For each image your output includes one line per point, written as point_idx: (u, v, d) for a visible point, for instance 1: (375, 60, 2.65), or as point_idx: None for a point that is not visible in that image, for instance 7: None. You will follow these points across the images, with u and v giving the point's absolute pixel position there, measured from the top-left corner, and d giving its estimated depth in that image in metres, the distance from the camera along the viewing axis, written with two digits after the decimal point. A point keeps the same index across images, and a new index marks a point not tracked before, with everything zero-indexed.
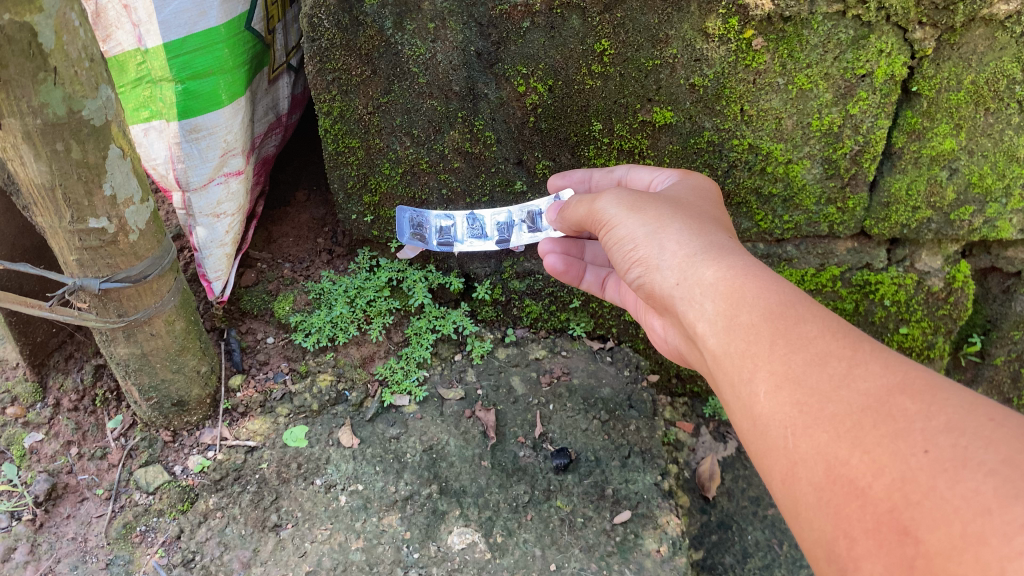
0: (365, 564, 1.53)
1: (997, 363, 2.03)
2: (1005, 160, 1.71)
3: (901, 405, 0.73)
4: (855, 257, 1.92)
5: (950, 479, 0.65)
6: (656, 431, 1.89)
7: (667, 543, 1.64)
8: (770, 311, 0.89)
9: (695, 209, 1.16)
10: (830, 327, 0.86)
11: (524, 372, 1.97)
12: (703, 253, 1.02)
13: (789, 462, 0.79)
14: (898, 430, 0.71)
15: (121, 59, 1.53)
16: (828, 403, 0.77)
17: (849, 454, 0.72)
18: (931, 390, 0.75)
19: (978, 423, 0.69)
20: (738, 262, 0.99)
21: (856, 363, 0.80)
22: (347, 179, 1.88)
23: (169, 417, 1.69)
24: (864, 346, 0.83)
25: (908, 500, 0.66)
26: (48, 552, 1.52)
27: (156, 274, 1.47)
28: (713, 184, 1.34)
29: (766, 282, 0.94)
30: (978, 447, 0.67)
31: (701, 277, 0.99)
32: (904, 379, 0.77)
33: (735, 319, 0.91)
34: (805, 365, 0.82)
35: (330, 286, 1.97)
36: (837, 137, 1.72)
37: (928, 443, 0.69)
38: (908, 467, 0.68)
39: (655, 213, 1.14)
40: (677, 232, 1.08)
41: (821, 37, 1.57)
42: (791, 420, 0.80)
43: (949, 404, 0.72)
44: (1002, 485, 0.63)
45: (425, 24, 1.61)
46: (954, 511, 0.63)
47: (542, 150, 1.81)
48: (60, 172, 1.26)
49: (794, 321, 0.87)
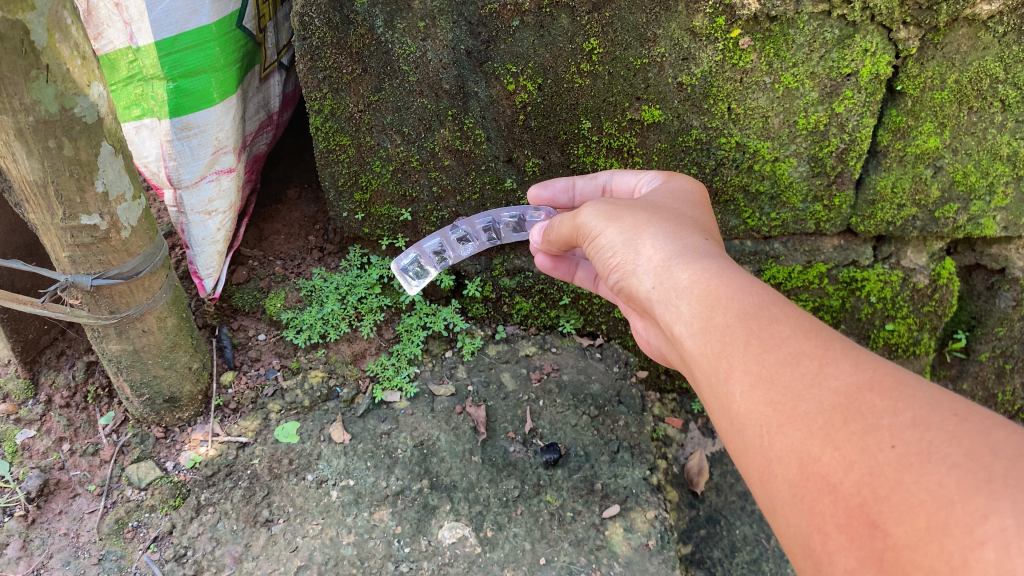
0: (356, 558, 1.54)
1: (982, 359, 2.07)
2: (988, 158, 1.73)
3: (870, 401, 0.75)
4: (842, 255, 1.95)
5: (915, 473, 0.67)
6: (644, 427, 1.91)
7: (656, 537, 1.65)
8: (742, 313, 0.91)
9: (673, 212, 1.18)
10: (802, 326, 0.87)
11: (514, 369, 1.99)
12: (679, 256, 1.04)
13: (765, 459, 0.81)
14: (868, 426, 0.73)
15: (111, 57, 1.53)
16: (800, 402, 0.79)
17: (821, 451, 0.74)
18: (900, 387, 0.76)
19: (943, 418, 0.71)
20: (712, 264, 1.01)
21: (826, 363, 0.81)
22: (338, 177, 1.89)
23: (160, 413, 1.71)
24: (835, 345, 0.84)
25: (876, 494, 0.68)
26: (40, 548, 1.53)
27: (148, 270, 1.49)
28: (699, 186, 1.35)
29: (740, 283, 0.96)
30: (942, 441, 0.68)
31: (677, 281, 1.01)
32: (873, 376, 0.78)
33: (710, 320, 0.93)
34: (778, 365, 0.83)
35: (322, 283, 1.99)
36: (824, 136, 1.74)
37: (896, 439, 0.70)
38: (876, 463, 0.70)
39: (632, 219, 1.15)
40: (653, 236, 1.10)
41: (807, 37, 1.59)
42: (765, 420, 0.81)
43: (917, 400, 0.74)
44: (964, 476, 0.65)
45: (415, 24, 1.62)
46: (919, 504, 0.65)
47: (531, 148, 1.83)
48: (51, 170, 1.27)
49: (767, 322, 0.89)
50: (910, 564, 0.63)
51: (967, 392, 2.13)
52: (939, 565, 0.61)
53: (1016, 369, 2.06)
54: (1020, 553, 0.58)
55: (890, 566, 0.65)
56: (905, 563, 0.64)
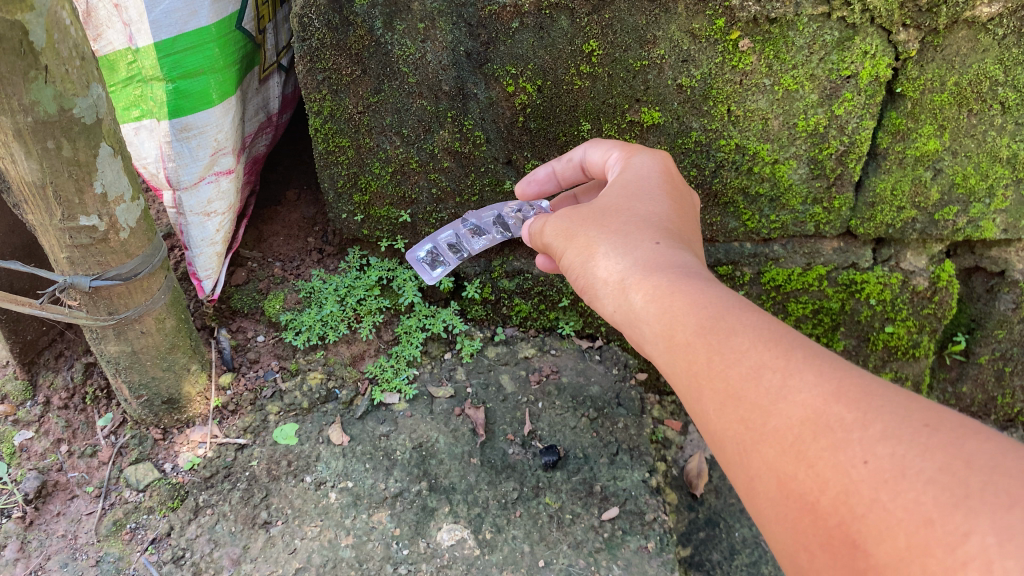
0: (354, 560, 1.54)
1: (981, 362, 2.06)
2: (988, 161, 1.73)
3: (837, 414, 0.74)
4: (842, 257, 1.94)
5: (891, 491, 0.66)
6: (644, 429, 1.90)
7: (655, 540, 1.65)
8: (700, 328, 0.91)
9: (630, 211, 1.15)
10: (762, 336, 0.86)
11: (513, 370, 1.99)
12: (637, 272, 1.03)
13: (746, 477, 0.81)
14: (837, 441, 0.72)
15: (111, 58, 1.54)
16: (769, 418, 0.79)
17: (796, 469, 0.74)
18: (867, 397, 0.75)
19: (914, 430, 0.69)
20: (670, 274, 1.00)
21: (789, 374, 0.80)
22: (337, 178, 1.88)
23: (159, 415, 1.71)
24: (796, 350, 0.83)
25: (853, 513, 0.68)
26: (37, 550, 1.53)
27: (147, 272, 1.48)
28: (661, 158, 1.31)
29: (696, 294, 0.95)
30: (915, 455, 0.67)
31: (638, 302, 1.01)
32: (838, 387, 0.77)
33: (675, 341, 0.93)
34: (740, 381, 0.83)
35: (320, 285, 1.99)
36: (824, 137, 1.73)
37: (867, 454, 0.69)
38: (850, 480, 0.69)
39: (585, 237, 1.14)
40: (610, 251, 1.09)
41: (807, 39, 1.59)
42: (740, 438, 0.82)
43: (885, 412, 0.72)
44: (941, 493, 0.64)
45: (415, 25, 1.62)
46: (898, 524, 0.64)
47: (531, 149, 1.83)
48: (50, 170, 1.26)
49: (726, 335, 0.88)
50: None
51: (966, 394, 2.12)
52: None
53: (1016, 371, 2.06)
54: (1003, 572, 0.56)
55: None
56: None
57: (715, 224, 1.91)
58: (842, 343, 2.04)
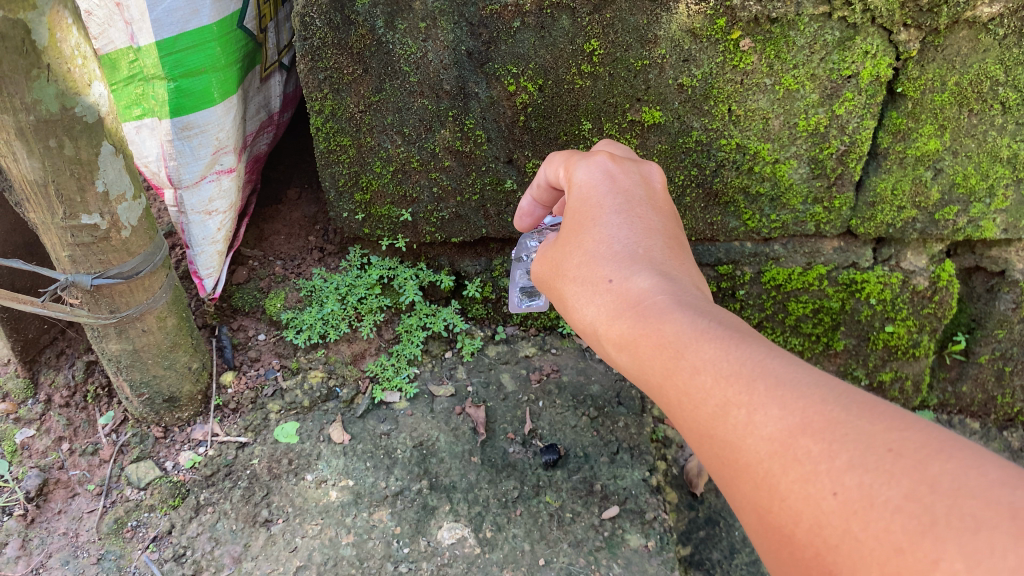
0: (355, 559, 1.54)
1: (982, 362, 2.06)
2: (989, 161, 1.73)
3: (804, 447, 0.71)
4: (842, 256, 1.95)
5: (861, 520, 0.64)
6: (644, 428, 1.90)
7: (655, 539, 1.65)
8: (665, 372, 0.87)
9: (581, 242, 1.10)
10: (721, 367, 0.82)
11: (513, 369, 1.99)
12: (603, 315, 1.01)
13: (733, 508, 0.80)
14: (806, 475, 0.69)
15: (113, 57, 1.52)
16: (740, 455, 0.76)
17: (771, 502, 0.73)
18: (832, 425, 0.71)
19: (879, 457, 0.66)
20: (631, 310, 0.96)
21: (751, 409, 0.76)
22: (339, 177, 1.88)
23: (160, 413, 1.71)
24: (755, 377, 0.78)
25: (828, 544, 0.66)
26: (39, 547, 1.53)
27: (148, 270, 1.49)
28: (600, 159, 1.23)
29: (655, 330, 0.91)
30: (882, 484, 0.64)
31: (613, 349, 0.99)
32: (802, 414, 0.73)
33: (651, 387, 0.91)
34: (711, 422, 0.80)
35: (322, 284, 1.99)
36: (824, 137, 1.74)
37: (836, 485, 0.67)
38: (822, 513, 0.67)
39: (558, 289, 1.13)
40: (578, 296, 1.06)
41: (808, 39, 1.59)
42: (722, 475, 0.80)
43: (851, 439, 0.69)
44: (909, 520, 0.61)
45: (417, 24, 1.62)
46: (869, 554, 0.62)
47: (532, 149, 1.83)
48: (52, 169, 1.27)
49: (687, 376, 0.84)
50: None
51: (966, 394, 2.13)
52: None
53: (1015, 370, 2.07)
54: None
55: None
56: None
57: (716, 223, 1.91)
58: (842, 343, 2.04)
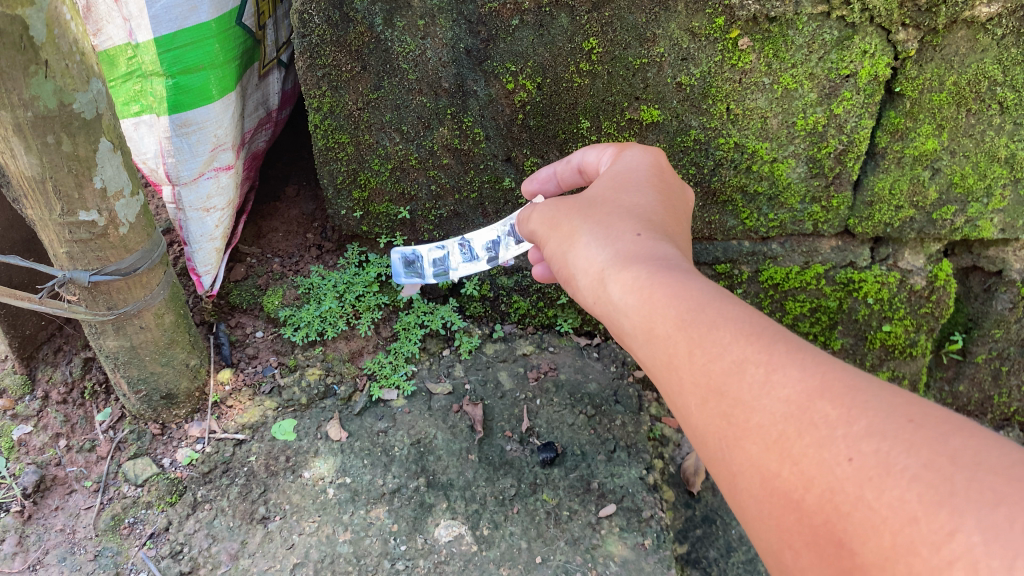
0: (353, 556, 1.54)
1: (978, 361, 2.07)
2: (986, 160, 1.73)
3: (821, 411, 0.73)
4: (840, 256, 1.95)
5: (876, 488, 0.65)
6: (641, 426, 1.91)
7: (652, 537, 1.66)
8: (681, 322, 0.89)
9: (612, 202, 1.13)
10: (743, 329, 0.84)
11: (511, 367, 1.99)
12: (614, 265, 1.01)
13: (730, 474, 0.80)
14: (821, 439, 0.71)
15: (111, 54, 1.53)
16: (752, 414, 0.78)
17: (780, 467, 0.74)
18: (852, 392, 0.74)
19: (899, 426, 0.68)
20: (652, 263, 0.97)
21: (772, 370, 0.78)
22: (337, 175, 1.88)
23: (157, 410, 1.71)
24: (779, 344, 0.82)
25: (838, 511, 0.67)
26: (36, 543, 1.53)
27: (146, 267, 1.49)
28: (652, 152, 1.28)
29: (678, 284, 0.92)
30: (900, 452, 0.66)
31: (612, 293, 1.00)
32: (823, 381, 0.75)
33: (653, 332, 0.92)
34: (723, 375, 0.82)
35: (319, 281, 1.99)
36: (822, 137, 1.74)
37: (852, 451, 0.68)
38: (834, 478, 0.68)
39: (568, 227, 1.13)
40: (589, 242, 1.08)
41: (806, 38, 1.60)
42: (722, 434, 0.81)
43: (870, 408, 0.71)
44: (925, 491, 0.62)
45: (415, 22, 1.62)
46: (883, 522, 0.63)
47: (530, 147, 1.83)
48: (50, 165, 1.26)
49: (707, 330, 0.86)
50: None
51: (964, 393, 2.13)
52: None
53: (1012, 370, 2.07)
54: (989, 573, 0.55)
55: None
56: None
57: (714, 222, 1.91)
58: (840, 342, 2.05)
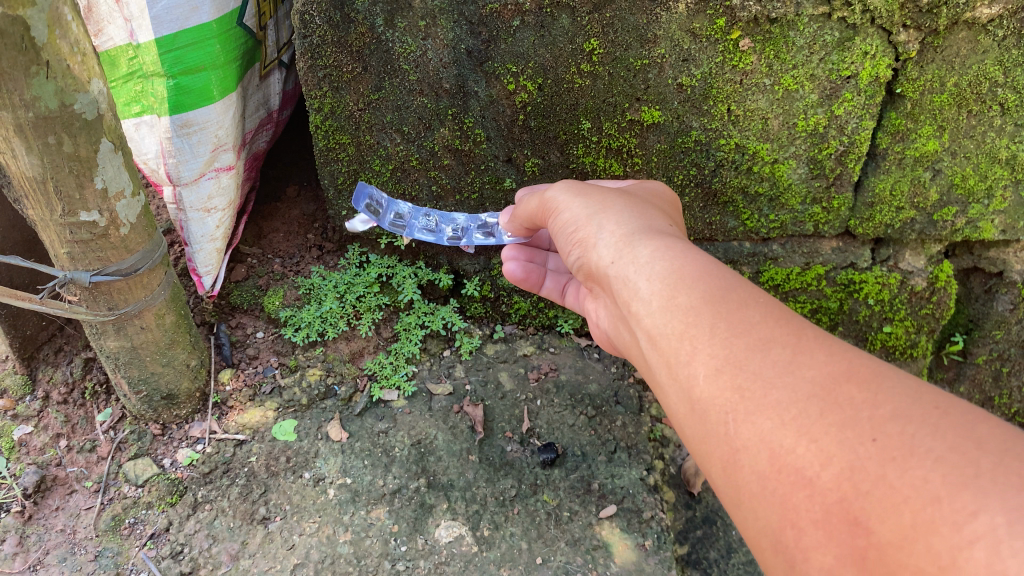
0: (353, 556, 1.54)
1: (979, 362, 2.07)
2: (987, 161, 1.73)
3: (846, 393, 0.74)
4: (841, 257, 1.95)
5: (899, 468, 0.66)
6: (642, 427, 1.91)
7: (652, 538, 1.66)
8: (710, 295, 0.91)
9: (643, 202, 1.21)
10: (772, 314, 0.88)
11: (512, 368, 2.00)
12: (643, 238, 1.05)
13: (732, 449, 0.80)
14: (846, 418, 0.72)
15: (111, 54, 1.53)
16: (771, 391, 0.78)
17: (796, 443, 0.73)
18: (877, 379, 0.76)
19: (924, 411, 0.70)
20: (683, 247, 1.02)
21: (799, 351, 0.81)
22: (338, 175, 1.89)
23: (158, 410, 1.71)
24: (806, 334, 0.85)
25: (857, 490, 0.67)
26: (36, 544, 1.53)
27: (147, 267, 1.49)
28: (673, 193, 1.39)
29: (708, 267, 0.96)
30: (925, 435, 0.67)
31: (637, 258, 1.02)
32: (849, 368, 0.78)
33: (674, 299, 0.93)
34: (747, 349, 0.83)
35: (320, 282, 1.99)
36: (823, 138, 1.74)
37: (876, 432, 0.69)
38: (856, 456, 0.69)
39: (600, 201, 1.19)
40: (618, 217, 1.13)
41: (807, 39, 1.60)
42: (733, 406, 0.80)
43: (895, 395, 0.73)
44: (949, 472, 0.63)
45: (416, 23, 1.62)
46: (903, 501, 0.64)
47: (531, 148, 1.83)
48: (51, 166, 1.26)
49: (736, 306, 0.89)
50: (895, 564, 0.62)
51: (964, 395, 2.13)
52: (925, 563, 0.60)
53: (1013, 371, 2.07)
54: (1010, 554, 0.56)
55: (873, 565, 0.64)
56: (890, 562, 0.63)
57: (714, 223, 1.91)
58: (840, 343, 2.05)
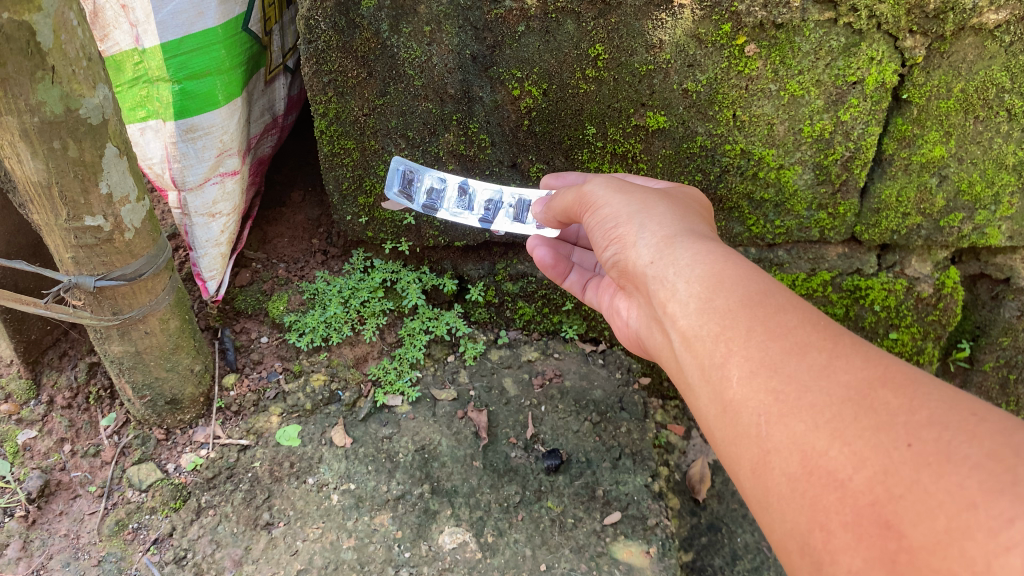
0: (356, 563, 1.53)
1: (986, 369, 2.07)
2: (994, 168, 1.73)
3: (882, 398, 0.74)
4: (846, 263, 1.94)
5: (933, 473, 0.65)
6: (646, 434, 1.91)
7: (657, 544, 1.65)
8: (752, 298, 0.90)
9: (680, 204, 1.20)
10: (810, 318, 0.87)
11: (516, 374, 1.99)
12: (683, 238, 1.05)
13: (762, 451, 0.79)
14: (881, 423, 0.72)
15: (118, 59, 1.54)
16: (805, 394, 0.78)
17: (828, 446, 0.73)
18: (913, 384, 0.76)
19: (962, 417, 0.70)
20: (724, 250, 1.01)
21: (835, 356, 0.81)
22: (343, 180, 1.88)
23: (162, 415, 1.71)
24: (844, 339, 0.84)
25: (890, 494, 0.67)
26: (40, 548, 1.53)
27: (151, 272, 1.49)
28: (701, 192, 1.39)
29: (751, 271, 0.96)
30: (961, 442, 0.67)
31: (677, 259, 1.01)
32: (885, 373, 0.77)
33: (710, 301, 0.92)
34: (783, 353, 0.83)
35: (325, 286, 1.99)
36: (828, 143, 1.73)
37: (912, 437, 0.69)
38: (890, 461, 0.68)
39: (640, 197, 1.18)
40: (659, 217, 1.12)
41: (813, 45, 1.59)
42: (765, 409, 0.80)
43: (931, 401, 0.73)
44: (986, 479, 0.63)
45: (421, 28, 1.62)
46: (938, 506, 0.63)
47: (536, 153, 1.83)
48: (56, 170, 1.26)
49: (776, 310, 0.88)
50: (927, 567, 0.62)
51: None
52: (958, 567, 0.60)
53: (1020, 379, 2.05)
54: None
55: (903, 568, 0.63)
56: (922, 567, 0.62)
57: (719, 229, 1.90)
58: None
